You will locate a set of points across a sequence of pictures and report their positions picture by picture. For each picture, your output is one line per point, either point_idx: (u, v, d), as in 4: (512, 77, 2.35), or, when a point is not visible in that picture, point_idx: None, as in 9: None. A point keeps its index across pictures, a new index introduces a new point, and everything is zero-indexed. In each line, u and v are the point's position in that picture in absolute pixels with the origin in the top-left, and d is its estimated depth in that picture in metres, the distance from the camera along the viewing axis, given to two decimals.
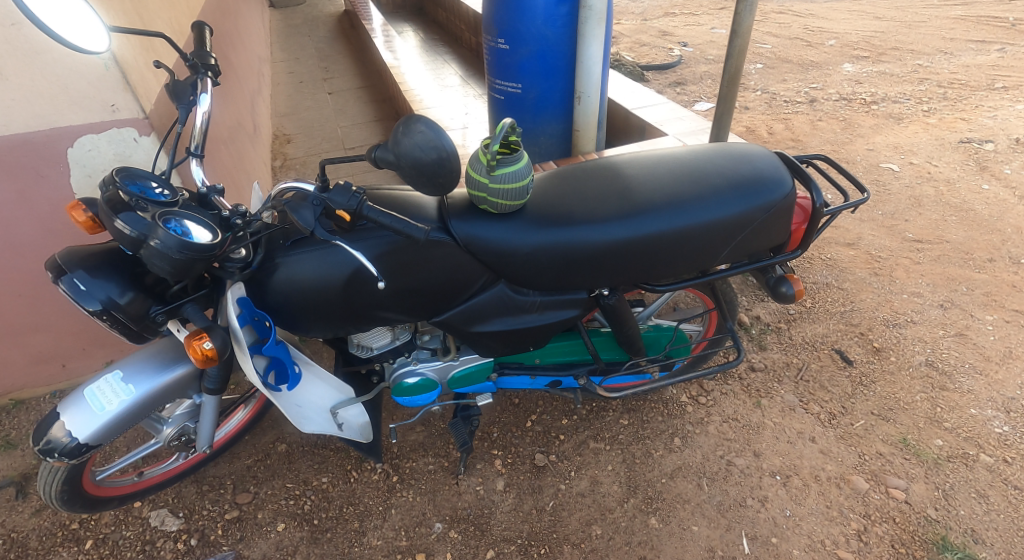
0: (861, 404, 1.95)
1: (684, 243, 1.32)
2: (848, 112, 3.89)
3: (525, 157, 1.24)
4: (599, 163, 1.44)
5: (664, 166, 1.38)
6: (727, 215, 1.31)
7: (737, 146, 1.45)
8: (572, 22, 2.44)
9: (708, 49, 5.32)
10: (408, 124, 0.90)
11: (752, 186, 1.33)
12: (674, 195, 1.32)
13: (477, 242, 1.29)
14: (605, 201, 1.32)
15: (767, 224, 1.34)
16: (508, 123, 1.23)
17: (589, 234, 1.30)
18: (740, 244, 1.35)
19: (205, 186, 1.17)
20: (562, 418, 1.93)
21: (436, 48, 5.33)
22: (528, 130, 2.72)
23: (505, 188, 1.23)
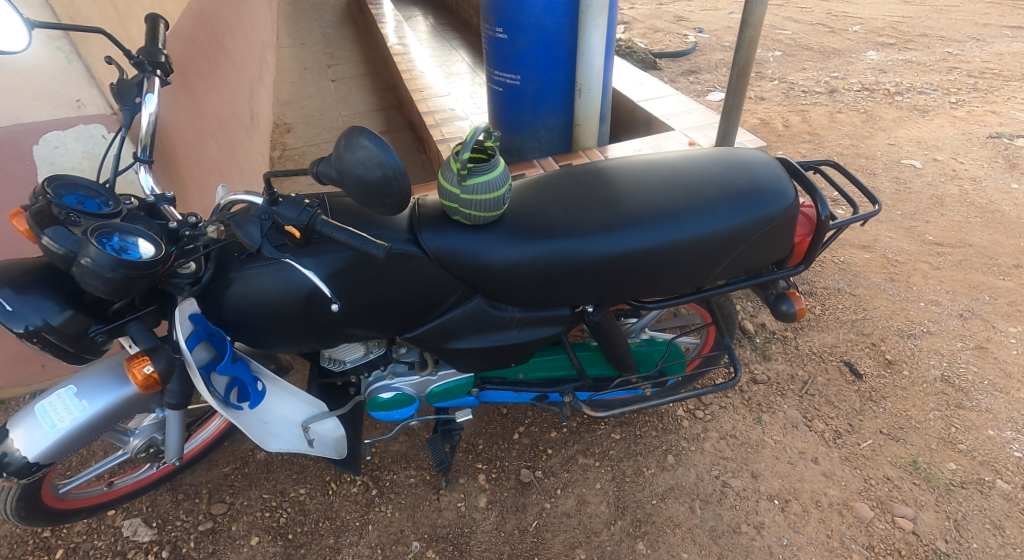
0: (870, 422, 1.83)
1: (675, 259, 1.21)
2: (870, 104, 3.70)
3: (501, 164, 1.15)
4: (586, 168, 1.33)
5: (655, 173, 1.28)
6: (721, 230, 1.20)
7: (736, 150, 1.33)
8: (574, 11, 2.31)
9: (725, 35, 5.13)
10: (352, 139, 0.79)
11: (749, 196, 1.22)
12: (663, 206, 1.21)
13: (448, 254, 1.20)
14: (589, 212, 1.22)
15: (765, 239, 1.23)
16: (482, 127, 1.13)
17: (570, 247, 1.20)
18: (735, 260, 1.24)
19: (153, 194, 1.10)
20: (551, 431, 1.85)
21: (443, 33, 5.20)
22: (527, 123, 2.61)
23: (477, 200, 1.13)
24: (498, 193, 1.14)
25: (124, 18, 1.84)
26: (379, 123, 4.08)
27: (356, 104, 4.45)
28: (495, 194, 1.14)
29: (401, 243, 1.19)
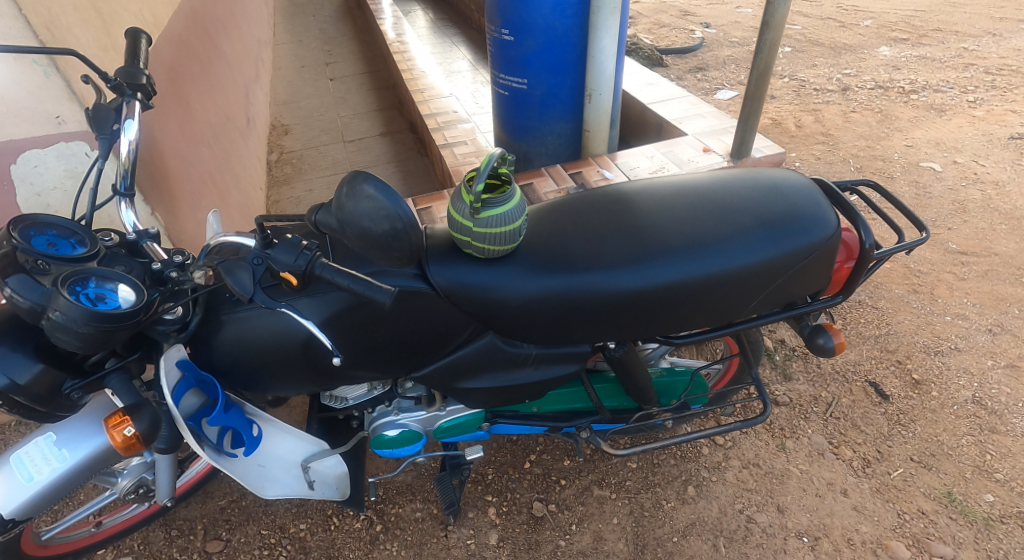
0: (899, 448, 1.74)
1: (705, 294, 1.12)
2: (885, 102, 3.59)
3: (517, 194, 1.04)
4: (606, 192, 1.24)
5: (683, 199, 1.18)
6: (757, 262, 1.10)
7: (768, 172, 1.24)
8: (584, 11, 2.20)
9: (732, 30, 5.00)
10: (355, 188, 0.71)
11: (785, 225, 1.12)
12: (693, 236, 1.12)
13: (458, 290, 1.10)
14: (611, 243, 1.13)
15: (803, 271, 1.13)
16: (498, 153, 1.02)
17: (590, 283, 1.10)
18: (770, 294, 1.14)
19: (134, 231, 1.00)
20: (563, 459, 1.75)
21: (443, 29, 5.07)
22: (533, 129, 2.50)
23: (489, 234, 1.04)
24: (514, 226, 1.05)
25: (107, 24, 1.73)
26: (379, 124, 3.97)
27: (355, 104, 4.33)
28: (511, 227, 1.04)
29: (407, 278, 1.09)
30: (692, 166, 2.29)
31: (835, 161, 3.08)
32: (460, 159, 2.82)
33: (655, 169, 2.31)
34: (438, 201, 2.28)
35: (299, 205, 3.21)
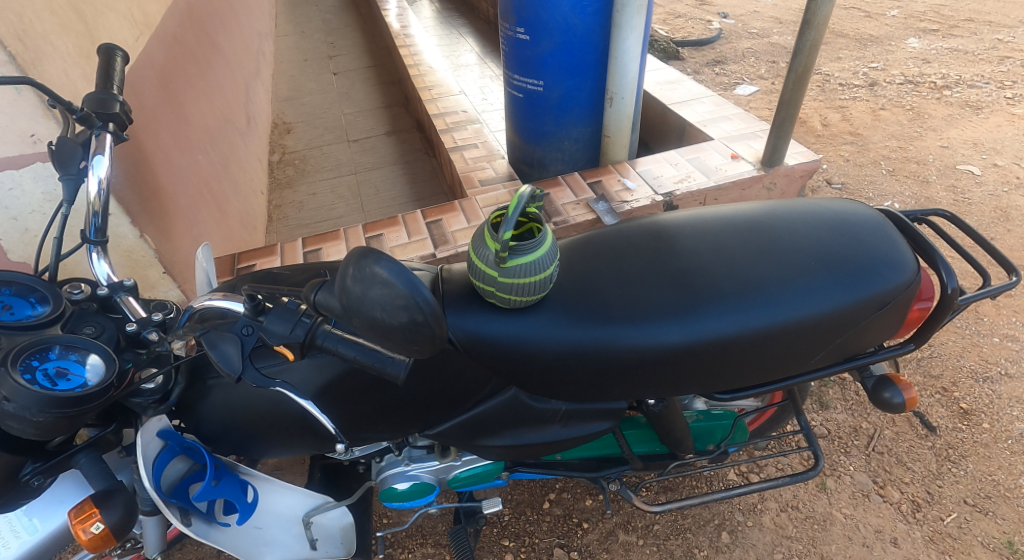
0: (951, 489, 1.61)
1: (764, 348, 0.99)
2: (916, 99, 3.40)
3: (548, 238, 0.91)
4: (647, 228, 1.11)
5: (734, 238, 1.05)
6: (823, 311, 0.97)
7: (828, 205, 1.11)
8: (606, 9, 2.04)
9: (751, 21, 4.80)
10: (362, 276, 0.62)
11: (854, 269, 0.99)
12: (749, 282, 0.99)
13: (479, 343, 0.98)
14: (655, 289, 1.01)
15: (875, 321, 1.00)
16: (528, 191, 0.88)
17: (631, 336, 0.98)
18: (837, 346, 1.01)
19: (108, 283, 0.86)
20: (585, 498, 1.63)
21: (450, 20, 4.88)
22: (549, 133, 2.36)
23: (515, 284, 0.91)
24: (545, 274, 0.92)
25: (90, 27, 1.59)
26: (384, 122, 3.82)
27: (359, 99, 4.18)
28: (542, 276, 0.91)
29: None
30: (720, 175, 2.14)
31: (866, 163, 2.91)
32: (471, 164, 2.66)
33: (680, 178, 2.15)
34: (448, 214, 2.14)
35: (302, 210, 3.06)
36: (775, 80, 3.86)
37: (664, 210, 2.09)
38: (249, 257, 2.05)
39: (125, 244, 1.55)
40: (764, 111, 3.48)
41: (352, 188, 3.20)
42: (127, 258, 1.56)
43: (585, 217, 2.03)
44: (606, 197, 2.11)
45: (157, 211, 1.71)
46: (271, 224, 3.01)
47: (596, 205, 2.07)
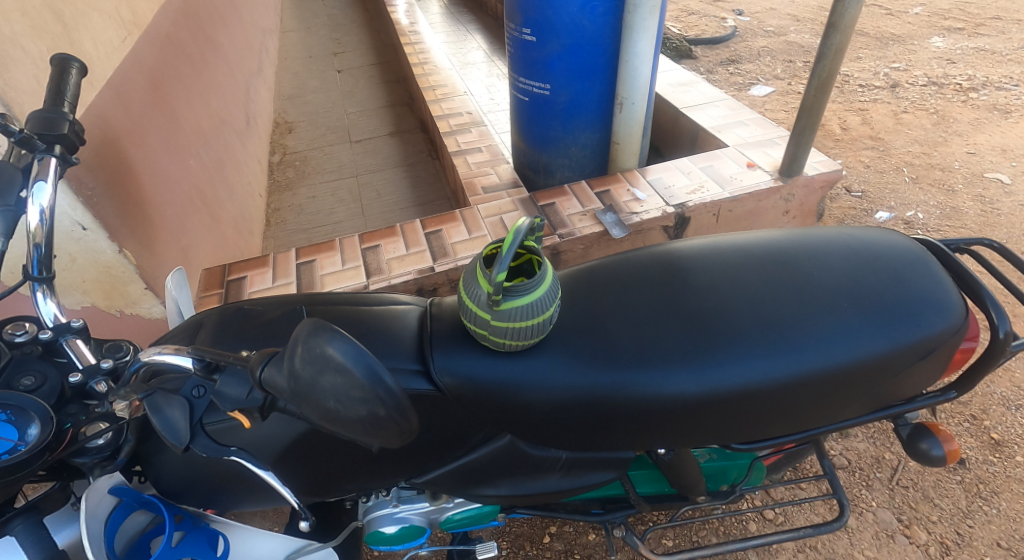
0: (982, 529, 1.50)
1: (790, 399, 0.89)
2: (940, 102, 3.25)
3: (546, 278, 0.82)
4: (659, 258, 1.01)
5: (757, 272, 0.95)
6: (858, 359, 0.87)
7: (862, 233, 1.00)
8: (618, 9, 1.93)
9: (767, 18, 4.65)
10: (313, 357, 0.58)
11: (894, 311, 0.88)
12: (775, 325, 0.88)
13: (471, 390, 0.89)
14: (668, 330, 0.91)
15: (916, 369, 0.89)
16: (526, 224, 0.79)
17: (640, 385, 0.88)
18: (872, 396, 0.91)
19: (54, 326, 0.77)
20: (588, 532, 1.53)
21: (456, 16, 4.77)
22: (556, 139, 2.25)
23: (509, 327, 0.82)
24: (543, 316, 0.83)
25: (69, 30, 1.49)
26: (387, 122, 3.72)
27: (362, 98, 4.08)
28: (539, 318, 0.83)
29: (407, 376, 0.87)
30: (735, 186, 2.03)
31: (887, 170, 2.77)
32: (475, 169, 2.55)
33: (692, 188, 2.04)
34: (449, 224, 2.05)
35: (301, 214, 2.98)
36: (791, 80, 3.72)
37: (676, 222, 1.98)
38: (239, 268, 1.96)
39: (102, 260, 1.47)
40: (780, 113, 3.35)
41: (352, 191, 3.10)
42: (105, 275, 1.48)
43: (592, 229, 1.92)
44: (614, 208, 2.00)
45: (140, 222, 1.63)
46: (268, 228, 2.92)
47: (604, 216, 1.97)
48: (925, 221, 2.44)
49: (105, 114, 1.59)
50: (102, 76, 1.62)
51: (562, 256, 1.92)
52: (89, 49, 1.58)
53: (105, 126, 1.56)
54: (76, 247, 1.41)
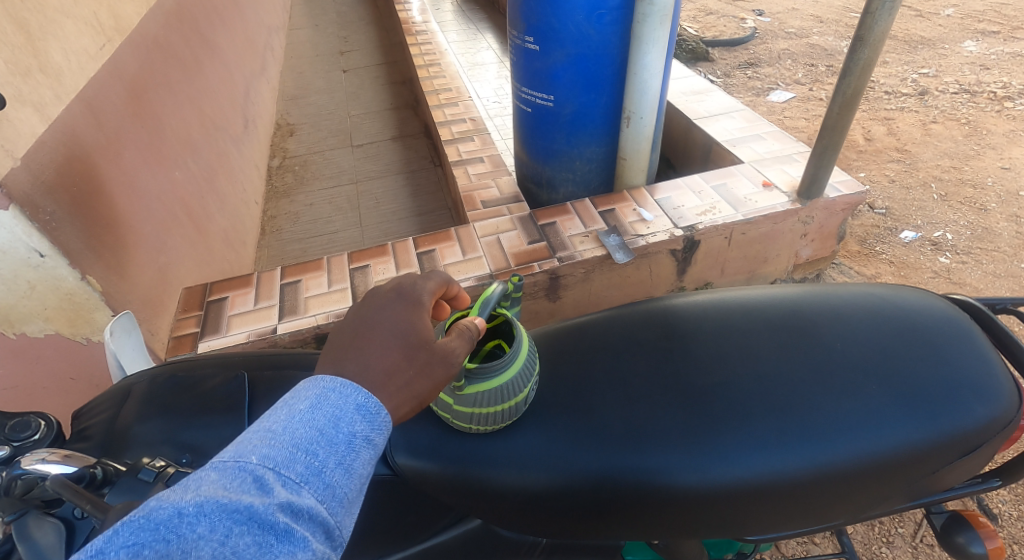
0: None
1: (808, 495, 0.76)
2: (972, 112, 3.06)
3: (516, 358, 0.78)
4: (657, 321, 0.92)
5: (769, 341, 0.85)
6: (889, 451, 0.74)
7: (891, 298, 0.89)
8: (627, 17, 1.79)
9: (789, 19, 4.47)
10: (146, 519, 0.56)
11: (930, 394, 0.76)
12: (788, 407, 0.77)
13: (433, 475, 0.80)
14: (665, 410, 0.80)
15: (958, 464, 0.77)
16: (493, 298, 0.81)
17: (632, 473, 0.77)
18: (905, 491, 0.78)
19: None
20: None
21: (467, 14, 4.64)
22: (560, 152, 2.13)
23: (475, 413, 0.78)
24: (514, 401, 0.79)
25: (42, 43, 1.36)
26: (391, 125, 3.61)
27: (367, 99, 3.98)
28: (510, 403, 0.79)
29: None
30: (749, 207, 1.88)
31: (913, 186, 2.56)
32: (475, 181, 2.36)
33: (703, 209, 1.90)
34: (442, 243, 1.90)
35: (297, 223, 2.88)
36: (813, 86, 3.53)
37: (684, 245, 1.84)
38: (221, 288, 1.80)
39: (65, 287, 1.36)
40: (801, 121, 3.16)
41: (350, 199, 3.00)
42: (66, 302, 1.36)
43: (593, 253, 1.80)
44: (618, 229, 1.87)
45: (111, 245, 1.51)
46: (263, 237, 2.83)
47: (607, 238, 1.84)
48: (955, 242, 2.23)
49: (75, 130, 1.45)
50: (72, 87, 1.46)
51: (561, 281, 1.79)
52: (58, 59, 1.40)
53: (74, 145, 1.43)
54: (34, 275, 1.30)
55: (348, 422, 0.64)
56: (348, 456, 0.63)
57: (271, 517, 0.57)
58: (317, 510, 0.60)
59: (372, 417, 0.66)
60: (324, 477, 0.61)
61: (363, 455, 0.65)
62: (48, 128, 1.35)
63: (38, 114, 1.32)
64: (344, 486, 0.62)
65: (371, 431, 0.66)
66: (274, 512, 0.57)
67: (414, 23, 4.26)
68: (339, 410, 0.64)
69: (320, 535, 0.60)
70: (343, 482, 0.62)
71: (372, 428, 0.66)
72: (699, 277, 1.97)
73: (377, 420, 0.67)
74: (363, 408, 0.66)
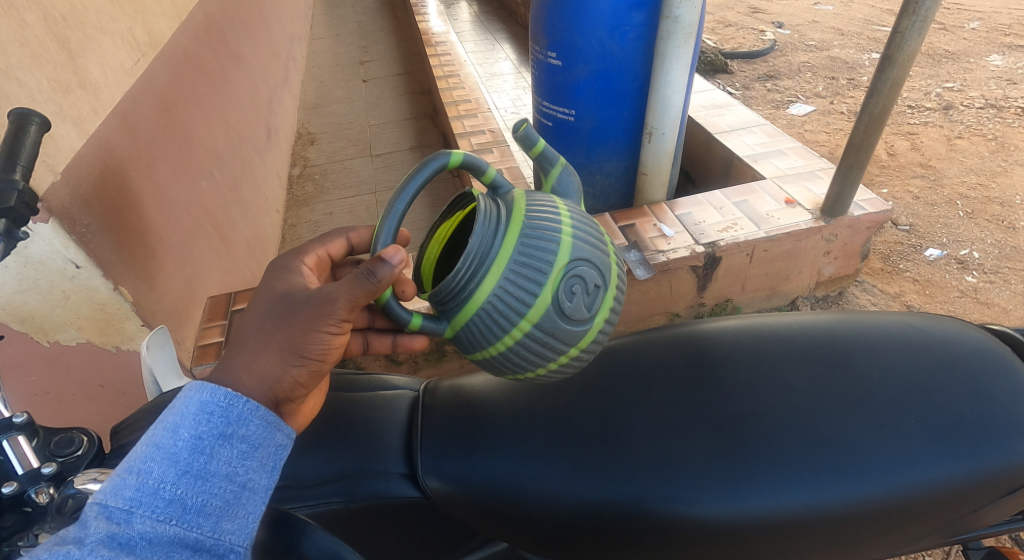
0: None
1: (854, 529, 0.81)
2: (999, 127, 3.02)
3: (480, 283, 0.87)
4: (686, 347, 0.99)
5: (802, 372, 0.91)
6: (925, 487, 0.80)
7: (925, 333, 0.95)
8: (650, 34, 1.80)
9: (809, 32, 4.45)
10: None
11: (970, 436, 0.82)
12: (821, 442, 0.83)
13: (458, 497, 0.87)
14: (697, 443, 0.86)
15: (999, 502, 0.83)
16: (416, 190, 0.86)
17: (682, 504, 0.82)
18: (943, 527, 0.85)
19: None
20: None
21: (487, 23, 4.66)
22: (579, 166, 2.13)
23: (483, 352, 0.92)
24: (518, 334, 0.89)
25: (81, 60, 1.39)
26: (410, 135, 3.65)
27: (386, 108, 4.02)
28: (513, 338, 0.89)
29: (393, 480, 0.89)
30: (772, 224, 1.87)
31: (938, 203, 2.52)
32: None
33: (725, 225, 1.89)
34: None
35: (318, 231, 2.91)
36: (834, 99, 3.50)
37: (705, 261, 1.84)
38: (244, 297, 1.80)
39: (97, 297, 1.38)
40: (822, 134, 3.13)
41: (370, 208, 3.03)
42: (98, 312, 1.39)
43: None
44: (638, 245, 1.86)
45: (142, 255, 1.54)
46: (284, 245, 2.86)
47: (627, 253, 1.83)
48: (982, 260, 2.19)
49: (110, 143, 1.49)
50: (108, 102, 1.49)
51: None
52: (96, 74, 1.44)
53: (109, 158, 1.47)
54: (68, 286, 1.33)
55: (185, 431, 0.71)
56: (198, 458, 0.70)
57: (100, 546, 0.60)
58: (173, 521, 0.65)
59: (205, 422, 0.72)
60: (181, 486, 0.67)
61: (230, 448, 0.73)
62: (86, 142, 1.38)
63: (77, 129, 1.35)
64: (214, 479, 0.70)
65: (229, 424, 0.74)
66: (98, 540, 0.60)
67: (434, 34, 4.29)
68: (180, 418, 0.72)
69: (202, 543, 0.66)
70: (197, 488, 0.68)
71: (231, 418, 0.74)
72: (719, 293, 1.96)
73: (235, 410, 0.75)
74: (210, 409, 0.73)
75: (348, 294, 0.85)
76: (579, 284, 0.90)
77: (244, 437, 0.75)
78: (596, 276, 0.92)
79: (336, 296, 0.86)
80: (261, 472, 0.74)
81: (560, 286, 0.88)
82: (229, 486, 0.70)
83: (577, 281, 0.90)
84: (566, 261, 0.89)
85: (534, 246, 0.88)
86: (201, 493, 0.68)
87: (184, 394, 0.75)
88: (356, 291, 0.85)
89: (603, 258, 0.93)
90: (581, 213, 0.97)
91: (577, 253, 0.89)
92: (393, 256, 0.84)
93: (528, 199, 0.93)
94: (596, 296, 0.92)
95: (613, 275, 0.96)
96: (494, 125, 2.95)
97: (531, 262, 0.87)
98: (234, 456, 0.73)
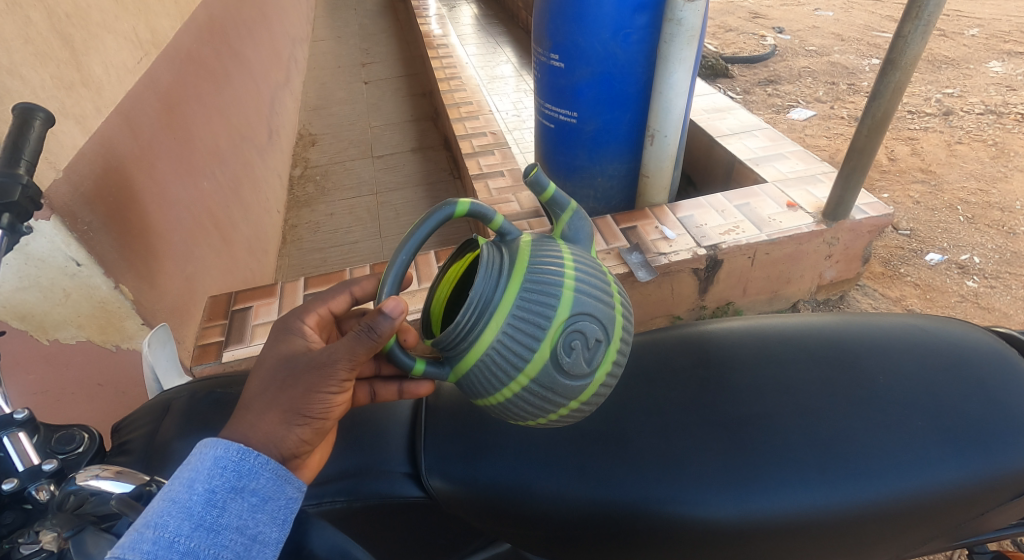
0: None
1: (861, 533, 0.81)
2: (999, 133, 3.03)
3: (480, 331, 0.83)
4: (694, 350, 0.98)
5: (810, 374, 0.91)
6: (933, 491, 0.80)
7: (933, 336, 0.95)
8: (653, 36, 1.81)
9: (810, 37, 4.46)
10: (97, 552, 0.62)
11: (977, 437, 0.82)
12: (829, 444, 0.83)
13: (464, 500, 0.87)
14: (705, 445, 0.85)
15: (1008, 505, 0.83)
16: (422, 235, 0.83)
17: (687, 506, 0.81)
18: (949, 530, 0.84)
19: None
20: None
21: (488, 26, 4.67)
22: (581, 168, 2.13)
23: (485, 402, 0.88)
24: (517, 387, 0.84)
25: (84, 57, 1.39)
26: (411, 137, 3.65)
27: (387, 110, 4.02)
28: (512, 390, 0.85)
29: (400, 480, 0.88)
30: (774, 227, 1.87)
31: (939, 207, 2.52)
32: (495, 196, 2.36)
33: (727, 228, 1.89)
34: None
35: (318, 232, 2.91)
36: (834, 104, 3.51)
37: (708, 263, 1.83)
38: (246, 297, 1.78)
39: (98, 295, 1.38)
40: (822, 139, 3.14)
41: (371, 209, 3.02)
42: (100, 310, 1.38)
43: (616, 270, 1.78)
44: (641, 247, 1.85)
45: (143, 254, 1.54)
46: (284, 246, 2.86)
47: (629, 255, 1.83)
48: (982, 265, 2.20)
49: (113, 141, 1.48)
50: (111, 99, 1.49)
51: None
52: (99, 72, 1.44)
53: (112, 157, 1.47)
54: (70, 283, 1.32)
55: (198, 483, 0.67)
56: (211, 512, 0.66)
57: None
58: None
59: (219, 474, 0.68)
60: (194, 539, 0.64)
61: (241, 501, 0.68)
62: (88, 140, 1.38)
63: (80, 126, 1.35)
64: (225, 532, 0.66)
65: (240, 477, 0.69)
66: None
67: (434, 37, 4.30)
68: (195, 472, 0.67)
69: None
70: (208, 542, 0.64)
71: (242, 472, 0.70)
72: (721, 296, 1.95)
73: (247, 464, 0.70)
74: (223, 464, 0.69)
75: (348, 353, 0.78)
76: (579, 338, 0.84)
77: (255, 490, 0.70)
78: (598, 330, 0.86)
79: (339, 353, 0.78)
80: (273, 525, 0.70)
81: (559, 340, 0.83)
82: (240, 540, 0.66)
83: (576, 335, 0.84)
84: (566, 314, 0.83)
85: (535, 297, 0.83)
86: (212, 546, 0.65)
87: (198, 449, 0.71)
88: (356, 349, 0.78)
89: (606, 311, 0.87)
90: (587, 259, 0.91)
91: (578, 307, 0.84)
92: (392, 308, 0.77)
93: (534, 246, 0.87)
94: (598, 351, 0.86)
95: (618, 325, 0.89)
96: (495, 127, 2.95)
97: (530, 315, 0.82)
98: (246, 509, 0.69)
